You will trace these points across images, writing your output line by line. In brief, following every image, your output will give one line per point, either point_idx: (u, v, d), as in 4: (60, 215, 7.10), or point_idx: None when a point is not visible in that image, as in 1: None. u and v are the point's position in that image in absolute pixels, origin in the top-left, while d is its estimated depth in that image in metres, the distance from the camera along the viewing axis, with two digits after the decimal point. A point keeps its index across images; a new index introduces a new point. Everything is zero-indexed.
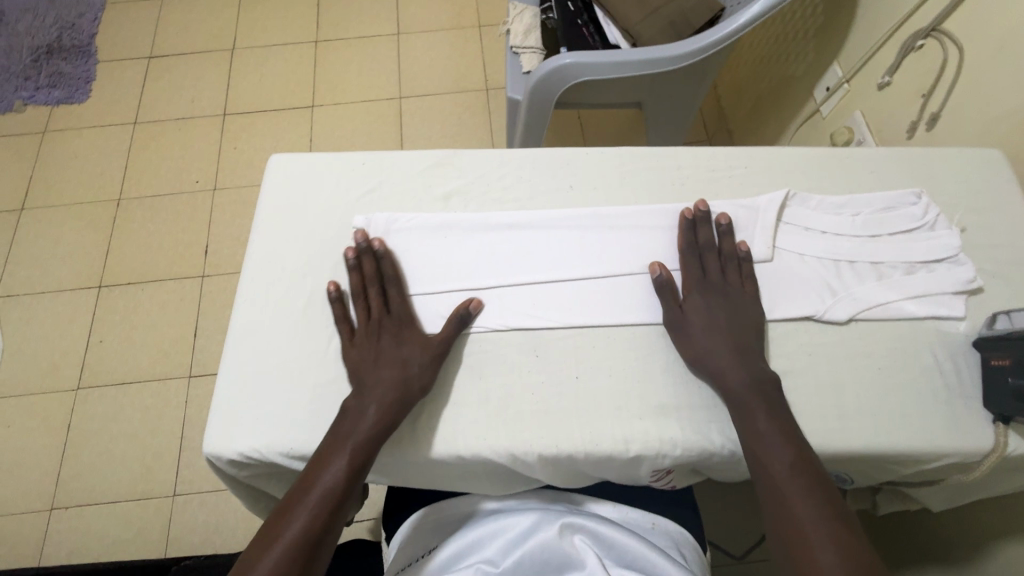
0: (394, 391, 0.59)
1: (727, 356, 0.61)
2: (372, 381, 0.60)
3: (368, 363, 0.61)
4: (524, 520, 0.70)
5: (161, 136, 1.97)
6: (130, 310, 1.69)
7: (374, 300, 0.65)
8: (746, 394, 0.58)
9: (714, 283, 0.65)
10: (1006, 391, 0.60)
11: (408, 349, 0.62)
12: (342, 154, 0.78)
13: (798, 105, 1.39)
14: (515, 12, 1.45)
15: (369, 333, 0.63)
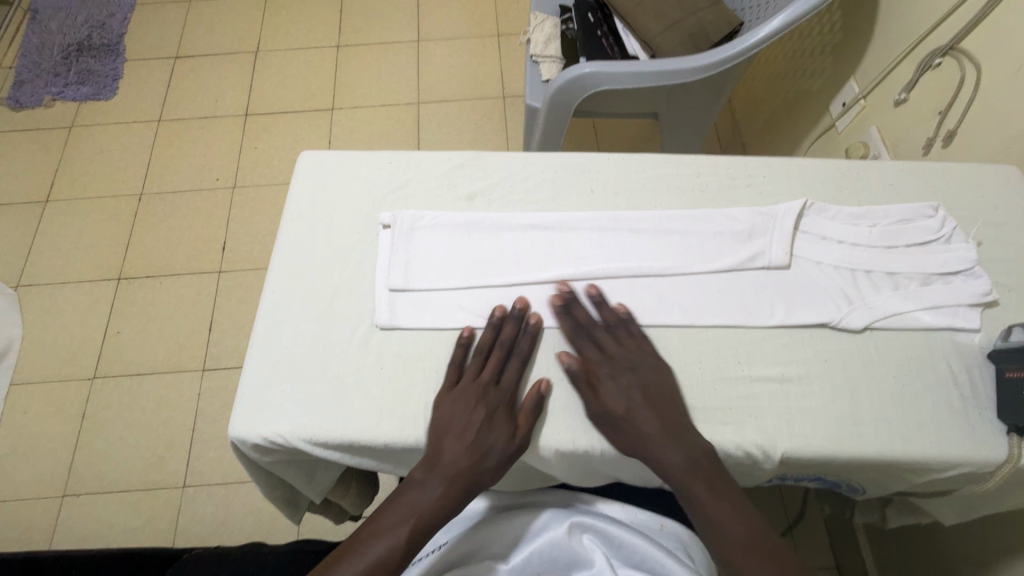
0: (470, 462, 0.59)
1: (659, 439, 0.59)
2: (455, 445, 0.60)
3: (456, 422, 0.61)
4: (533, 518, 0.70)
5: (184, 134, 2.02)
6: (147, 302, 1.72)
7: (493, 363, 0.64)
8: (686, 478, 0.58)
9: (619, 359, 0.64)
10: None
11: (497, 424, 0.61)
12: (370, 154, 0.80)
13: (813, 119, 1.41)
14: (535, 23, 1.48)
15: (471, 398, 0.62)
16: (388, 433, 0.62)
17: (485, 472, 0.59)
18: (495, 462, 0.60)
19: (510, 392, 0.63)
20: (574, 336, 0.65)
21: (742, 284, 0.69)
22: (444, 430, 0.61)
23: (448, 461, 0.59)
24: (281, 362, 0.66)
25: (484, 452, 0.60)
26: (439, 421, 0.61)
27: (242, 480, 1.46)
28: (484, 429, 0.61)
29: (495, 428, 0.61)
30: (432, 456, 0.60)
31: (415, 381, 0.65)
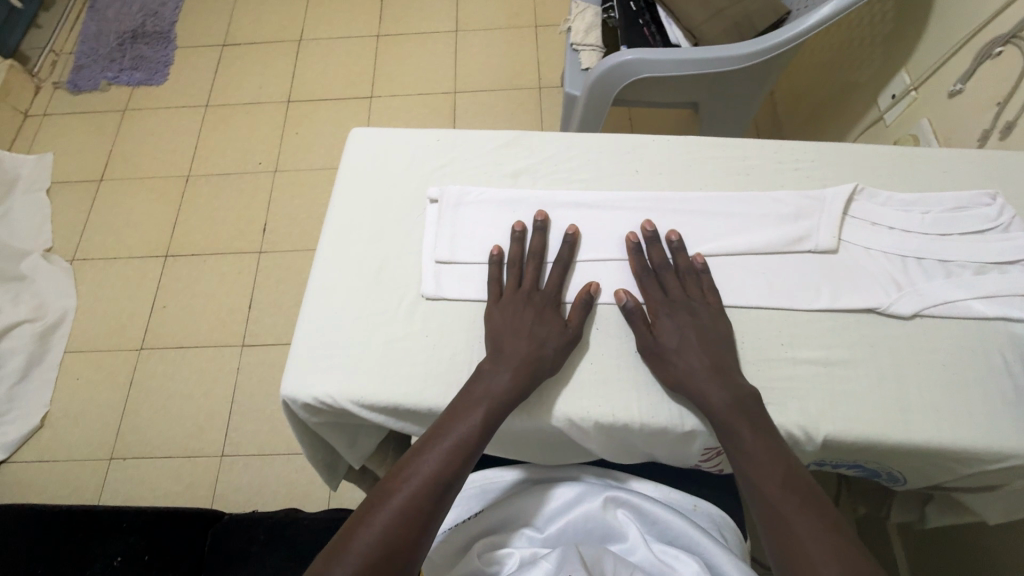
0: (530, 348, 0.62)
1: (703, 376, 0.60)
2: (513, 340, 0.63)
3: (507, 324, 0.64)
4: (566, 491, 0.71)
5: (230, 118, 2.09)
6: (192, 278, 1.79)
7: (531, 271, 0.68)
8: (727, 416, 0.58)
9: (676, 300, 0.66)
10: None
11: (548, 319, 0.65)
12: (417, 131, 0.82)
13: (860, 112, 1.37)
14: (576, 11, 1.49)
15: (518, 305, 0.66)
16: (432, 397, 0.64)
17: (545, 357, 0.62)
18: (553, 348, 0.63)
19: (552, 293, 0.67)
20: (642, 276, 0.67)
21: (787, 266, 0.69)
22: (502, 332, 0.64)
23: (512, 353, 0.62)
24: (330, 327, 0.69)
25: (542, 340, 0.63)
26: (494, 327, 0.65)
27: (277, 452, 1.52)
28: (536, 325, 0.64)
29: (547, 325, 0.64)
30: (493, 350, 0.63)
31: (456, 348, 0.67)
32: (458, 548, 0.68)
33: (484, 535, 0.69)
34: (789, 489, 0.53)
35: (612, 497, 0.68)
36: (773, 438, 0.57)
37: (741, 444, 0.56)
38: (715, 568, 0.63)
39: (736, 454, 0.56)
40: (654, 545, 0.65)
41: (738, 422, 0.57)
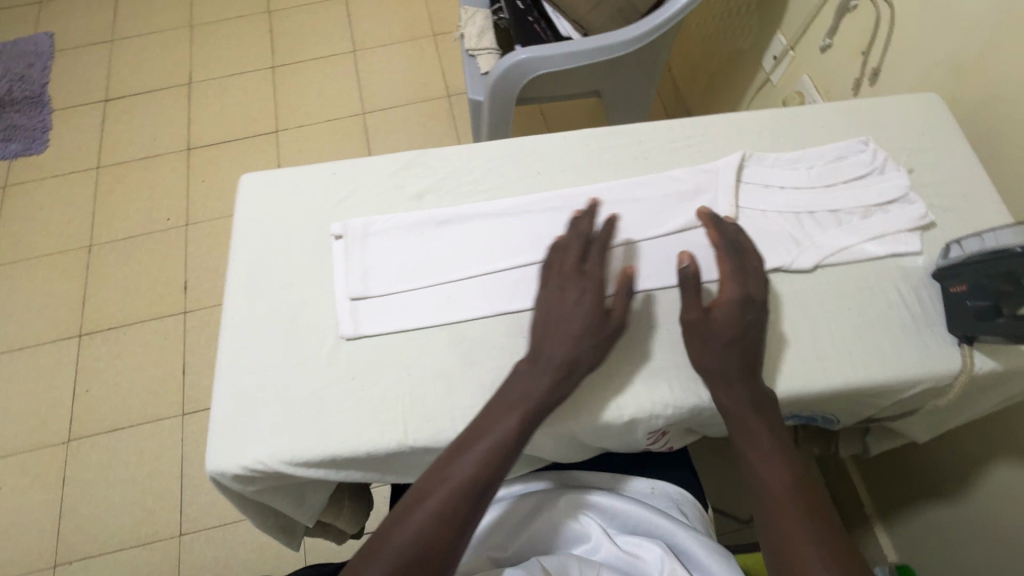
0: (567, 349, 0.60)
1: (734, 374, 0.60)
2: (551, 339, 0.61)
3: (558, 317, 0.62)
4: (525, 503, 0.71)
5: (127, 177, 1.96)
6: (114, 354, 1.67)
7: (576, 256, 0.65)
8: (744, 416, 0.58)
9: (743, 276, 0.65)
10: (969, 316, 0.63)
11: (589, 302, 0.62)
12: (311, 166, 0.79)
13: (749, 76, 1.44)
14: (466, 17, 1.48)
15: (558, 295, 0.63)
16: (370, 441, 0.62)
17: (580, 358, 0.61)
18: (592, 342, 0.61)
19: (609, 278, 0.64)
20: (722, 247, 0.66)
21: (695, 241, 0.71)
22: (549, 321, 0.62)
23: (554, 349, 0.61)
24: (249, 388, 0.65)
25: (585, 330, 0.61)
26: (541, 323, 0.63)
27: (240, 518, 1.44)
28: (578, 311, 0.62)
29: (592, 310, 0.62)
30: (533, 350, 0.61)
31: (387, 385, 0.64)
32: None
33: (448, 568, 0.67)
34: (794, 493, 0.53)
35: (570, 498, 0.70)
36: (788, 447, 0.57)
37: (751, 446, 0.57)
38: (678, 546, 0.66)
39: (746, 452, 0.57)
40: (617, 537, 0.66)
41: (750, 420, 0.58)
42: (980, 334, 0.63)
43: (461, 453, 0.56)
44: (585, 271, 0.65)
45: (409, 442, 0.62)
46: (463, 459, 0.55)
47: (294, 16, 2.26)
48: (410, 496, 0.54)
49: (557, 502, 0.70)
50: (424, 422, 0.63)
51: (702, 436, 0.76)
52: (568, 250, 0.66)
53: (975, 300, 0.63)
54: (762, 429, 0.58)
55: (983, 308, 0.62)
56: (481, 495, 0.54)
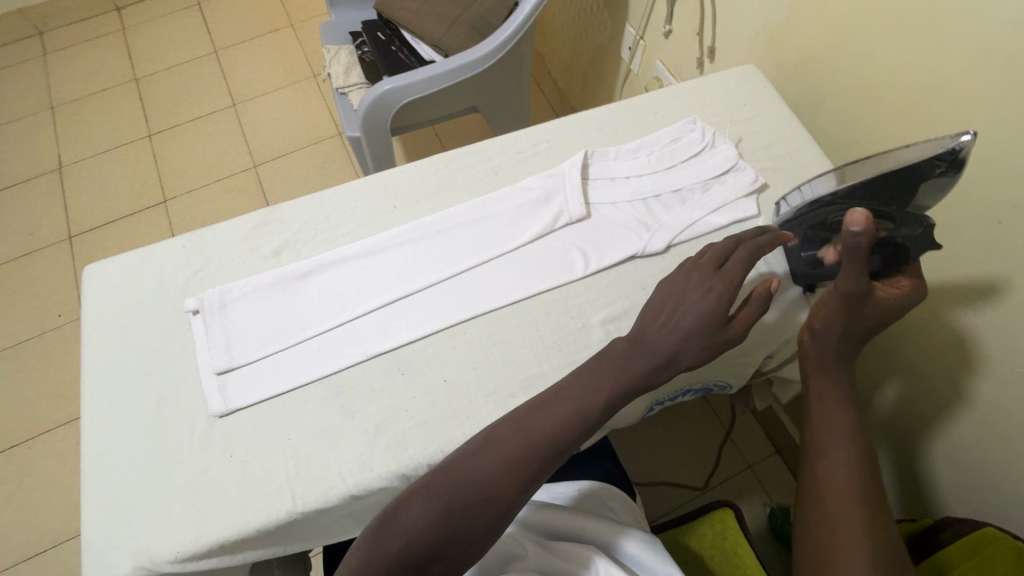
0: (672, 341, 0.60)
1: (835, 397, 0.64)
2: (658, 330, 0.61)
3: (667, 303, 0.62)
4: None
5: (5, 280, 1.81)
6: (20, 474, 1.53)
7: (721, 251, 0.64)
8: (836, 436, 0.61)
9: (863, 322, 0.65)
10: (806, 269, 0.70)
11: (709, 300, 0.60)
12: (159, 244, 0.76)
13: (614, 69, 1.51)
14: (330, 56, 1.48)
15: (690, 279, 0.63)
16: (257, 517, 0.59)
17: (680, 361, 0.60)
18: (699, 345, 0.60)
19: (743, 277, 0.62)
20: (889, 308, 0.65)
21: (553, 244, 0.73)
22: (658, 311, 0.62)
23: (654, 343, 0.60)
24: (121, 492, 0.61)
25: (688, 328, 0.60)
26: (652, 303, 0.63)
27: None
28: (693, 303, 0.61)
29: (707, 308, 0.60)
30: (638, 337, 0.62)
31: (268, 456, 0.62)
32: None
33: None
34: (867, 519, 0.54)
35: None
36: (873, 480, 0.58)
37: (830, 442, 0.61)
38: (608, 544, 0.68)
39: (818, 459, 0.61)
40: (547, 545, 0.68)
41: (841, 413, 0.62)
42: (818, 281, 0.69)
43: (493, 448, 0.55)
44: (720, 271, 0.62)
45: (298, 509, 0.60)
46: (486, 456, 0.54)
47: (164, 79, 2.17)
48: (430, 476, 0.54)
49: None
50: (309, 486, 0.61)
51: (607, 428, 0.78)
52: (711, 247, 0.65)
53: (804, 251, 0.69)
54: (843, 423, 0.62)
55: (812, 257, 0.69)
56: (503, 503, 0.52)
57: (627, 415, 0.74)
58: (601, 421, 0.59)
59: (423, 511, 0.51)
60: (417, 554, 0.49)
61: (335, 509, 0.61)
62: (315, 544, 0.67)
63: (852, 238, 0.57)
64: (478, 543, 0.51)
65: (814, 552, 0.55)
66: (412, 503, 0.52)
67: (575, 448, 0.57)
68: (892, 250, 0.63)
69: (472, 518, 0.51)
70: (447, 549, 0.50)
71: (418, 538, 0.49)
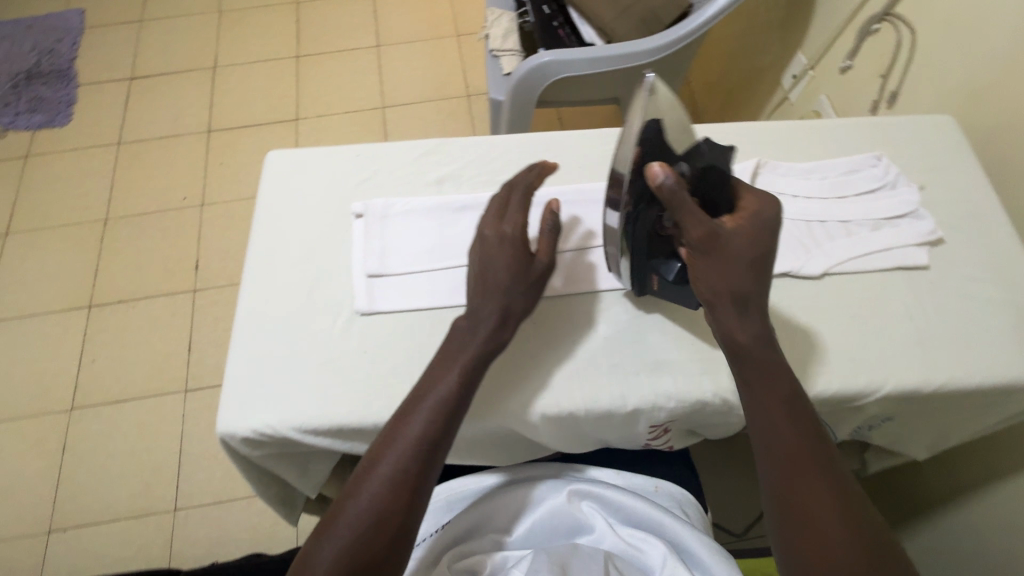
0: (499, 300, 0.62)
1: (768, 417, 0.57)
2: (482, 294, 0.63)
3: (481, 268, 0.64)
4: (535, 489, 0.73)
5: (146, 154, 1.98)
6: (120, 328, 1.70)
7: (499, 203, 0.66)
8: (793, 459, 0.55)
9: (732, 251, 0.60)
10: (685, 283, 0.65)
11: (513, 253, 0.63)
12: (334, 147, 0.81)
13: (766, 94, 1.47)
14: (492, 18, 1.50)
15: (482, 238, 0.65)
16: (376, 414, 0.63)
17: (512, 307, 0.63)
18: (520, 294, 0.64)
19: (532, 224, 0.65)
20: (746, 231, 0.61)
21: None
22: (479, 282, 0.64)
23: (482, 311, 0.62)
24: (262, 356, 0.66)
25: (506, 286, 0.63)
26: (472, 273, 0.65)
27: (235, 498, 1.49)
28: (501, 262, 0.63)
29: (511, 260, 0.63)
30: (474, 307, 0.63)
31: (398, 363, 0.66)
32: (426, 562, 0.68)
33: (453, 545, 0.70)
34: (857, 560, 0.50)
35: (576, 491, 0.71)
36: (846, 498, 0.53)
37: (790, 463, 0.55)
38: (678, 543, 0.69)
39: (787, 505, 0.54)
40: (619, 530, 0.70)
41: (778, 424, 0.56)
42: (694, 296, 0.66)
43: (371, 475, 0.56)
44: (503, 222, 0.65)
45: None
46: (370, 483, 0.55)
47: (321, 9, 2.29)
48: (322, 523, 0.55)
49: (565, 491, 0.72)
50: None
51: (699, 434, 0.78)
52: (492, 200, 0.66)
53: (665, 278, 0.65)
54: (794, 448, 0.55)
55: (673, 271, 0.64)
56: (394, 518, 0.54)
57: (726, 427, 0.73)
58: (466, 397, 0.60)
59: (325, 555, 0.53)
60: None
61: None
62: None
63: (663, 188, 0.56)
64: (389, 565, 0.54)
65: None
66: (317, 550, 0.53)
67: (453, 431, 0.59)
68: (706, 173, 0.61)
69: (371, 546, 0.53)
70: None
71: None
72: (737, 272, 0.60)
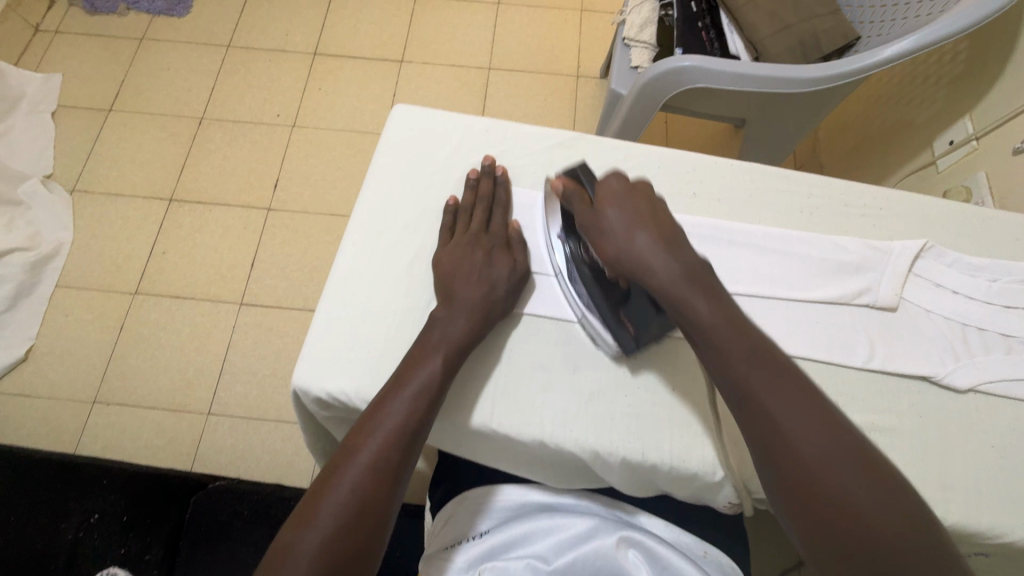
0: (484, 295, 0.63)
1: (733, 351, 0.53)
2: (465, 285, 0.64)
3: (458, 268, 0.65)
4: (581, 523, 0.69)
5: (251, 63, 1.99)
6: (194, 228, 1.74)
7: (479, 216, 0.70)
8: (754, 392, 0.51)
9: (616, 228, 0.59)
10: (646, 301, 0.62)
11: (497, 261, 0.66)
12: (463, 116, 0.79)
13: (910, 153, 1.33)
14: (633, 4, 1.39)
15: (463, 243, 0.67)
16: (458, 410, 0.61)
17: (496, 299, 0.64)
18: (504, 291, 0.65)
19: (501, 234, 0.69)
20: (613, 209, 0.59)
21: (843, 318, 0.65)
22: (449, 279, 0.65)
23: (465, 299, 0.63)
24: (351, 316, 0.65)
25: (492, 283, 0.64)
26: (445, 271, 0.65)
27: (265, 419, 1.53)
28: (486, 266, 0.65)
29: (496, 265, 0.66)
30: (448, 298, 0.63)
31: (487, 363, 0.64)
32: (458, 566, 0.66)
33: (488, 557, 0.67)
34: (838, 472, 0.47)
35: (626, 537, 0.64)
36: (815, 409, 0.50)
37: (769, 413, 0.50)
38: None
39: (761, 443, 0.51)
40: None
41: (737, 365, 0.52)
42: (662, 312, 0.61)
43: (351, 460, 0.53)
44: (483, 235, 0.68)
45: (493, 426, 0.61)
46: (349, 470, 0.53)
47: None
48: (300, 512, 0.51)
49: (612, 534, 0.67)
50: (511, 411, 0.61)
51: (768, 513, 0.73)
52: (466, 215, 0.70)
53: (627, 310, 0.62)
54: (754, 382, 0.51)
55: (620, 295, 0.62)
56: (375, 503, 0.52)
57: None
58: (445, 386, 0.59)
59: (306, 548, 0.48)
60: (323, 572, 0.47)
61: (522, 444, 0.61)
62: (469, 453, 0.69)
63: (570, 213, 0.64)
64: (363, 536, 0.50)
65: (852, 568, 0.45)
66: (294, 541, 0.49)
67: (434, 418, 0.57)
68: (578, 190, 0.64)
69: (355, 532, 0.50)
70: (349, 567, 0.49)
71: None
72: (628, 222, 0.58)
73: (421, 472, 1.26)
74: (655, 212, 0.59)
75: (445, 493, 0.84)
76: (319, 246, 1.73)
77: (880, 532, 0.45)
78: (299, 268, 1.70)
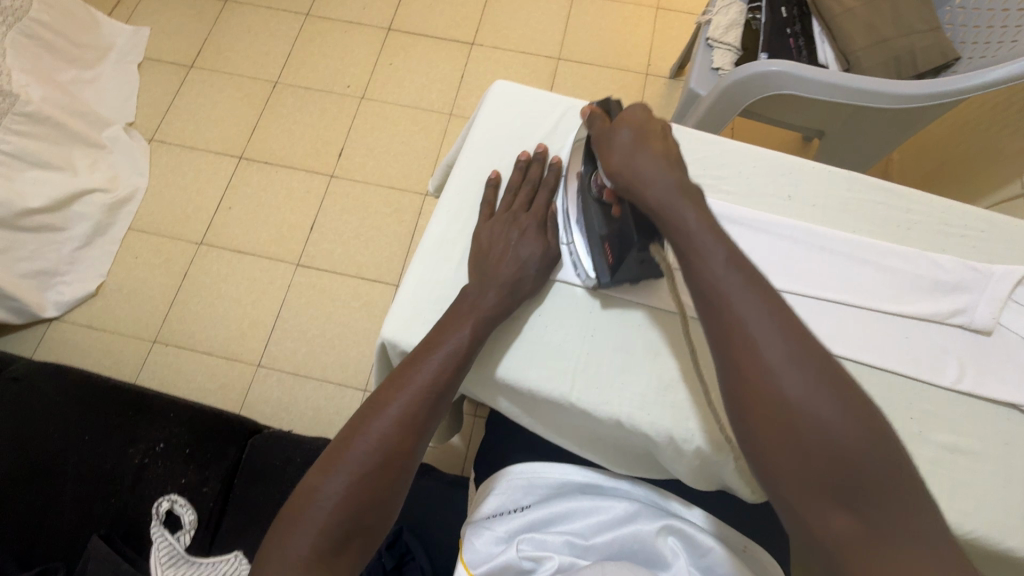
0: (516, 271, 0.65)
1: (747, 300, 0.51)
2: (496, 261, 0.65)
3: (492, 243, 0.67)
4: (622, 505, 0.69)
5: (328, 33, 2.04)
6: (260, 187, 1.80)
7: (523, 196, 0.71)
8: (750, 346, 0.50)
9: (625, 149, 0.60)
10: (633, 225, 0.61)
11: (531, 239, 0.67)
12: (559, 97, 0.80)
13: (998, 182, 1.27)
14: (720, 4, 1.38)
15: (502, 220, 0.69)
16: (543, 383, 0.64)
17: (526, 277, 0.65)
18: (533, 270, 0.66)
19: (540, 214, 0.70)
20: (627, 134, 0.61)
21: (931, 335, 0.64)
22: (484, 251, 0.67)
23: (500, 273, 0.64)
24: (438, 277, 0.69)
25: (523, 261, 0.65)
26: (480, 244, 0.68)
27: (310, 376, 1.58)
28: (519, 244, 0.66)
29: (528, 243, 0.67)
30: (480, 272, 0.65)
31: (566, 339, 0.66)
32: (498, 536, 0.67)
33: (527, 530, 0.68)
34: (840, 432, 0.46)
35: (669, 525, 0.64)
36: (813, 360, 0.49)
37: (739, 319, 0.51)
38: None
39: (759, 406, 0.49)
40: None
41: (720, 280, 0.52)
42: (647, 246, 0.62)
43: (375, 416, 0.57)
44: (521, 216, 0.69)
45: (573, 400, 0.63)
46: (374, 424, 0.56)
47: None
48: (328, 455, 0.55)
49: (654, 520, 0.67)
50: (590, 387, 0.64)
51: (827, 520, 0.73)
52: (511, 196, 0.72)
53: (612, 240, 0.64)
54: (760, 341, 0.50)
55: (611, 222, 0.64)
56: (395, 458, 0.55)
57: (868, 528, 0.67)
58: (473, 356, 0.61)
59: (331, 491, 0.53)
60: (343, 515, 0.52)
61: (599, 421, 0.64)
62: (539, 427, 0.71)
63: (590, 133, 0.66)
64: (382, 488, 0.54)
65: (780, 433, 0.47)
66: (321, 484, 0.53)
67: (459, 385, 0.60)
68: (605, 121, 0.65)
69: (376, 485, 0.54)
70: (367, 517, 0.53)
71: (334, 518, 0.52)
72: (637, 139, 0.60)
73: (456, 447, 1.29)
74: (665, 140, 0.61)
75: (497, 463, 0.86)
76: (377, 217, 1.77)
77: (831, 428, 0.46)
78: (355, 236, 1.74)
